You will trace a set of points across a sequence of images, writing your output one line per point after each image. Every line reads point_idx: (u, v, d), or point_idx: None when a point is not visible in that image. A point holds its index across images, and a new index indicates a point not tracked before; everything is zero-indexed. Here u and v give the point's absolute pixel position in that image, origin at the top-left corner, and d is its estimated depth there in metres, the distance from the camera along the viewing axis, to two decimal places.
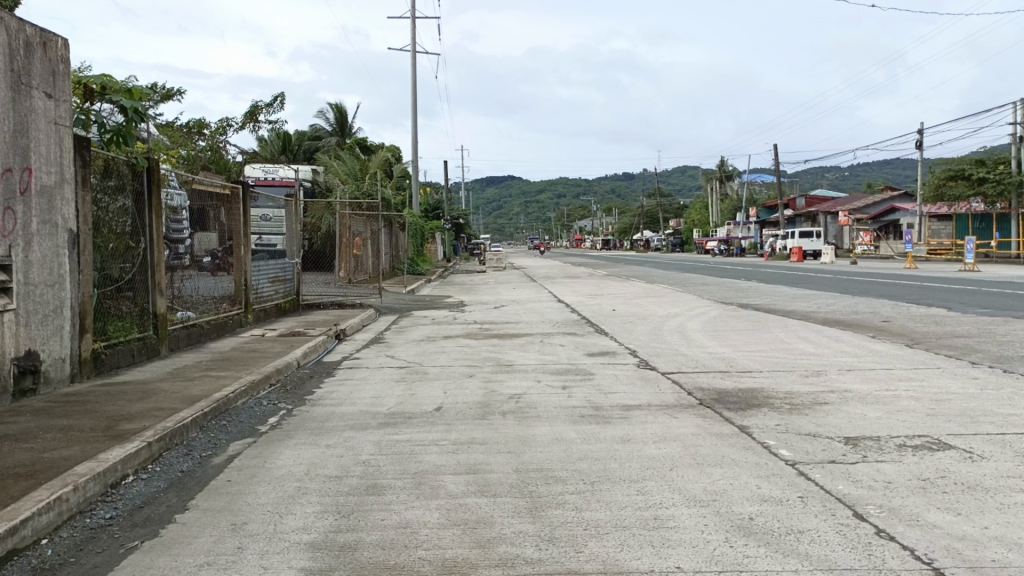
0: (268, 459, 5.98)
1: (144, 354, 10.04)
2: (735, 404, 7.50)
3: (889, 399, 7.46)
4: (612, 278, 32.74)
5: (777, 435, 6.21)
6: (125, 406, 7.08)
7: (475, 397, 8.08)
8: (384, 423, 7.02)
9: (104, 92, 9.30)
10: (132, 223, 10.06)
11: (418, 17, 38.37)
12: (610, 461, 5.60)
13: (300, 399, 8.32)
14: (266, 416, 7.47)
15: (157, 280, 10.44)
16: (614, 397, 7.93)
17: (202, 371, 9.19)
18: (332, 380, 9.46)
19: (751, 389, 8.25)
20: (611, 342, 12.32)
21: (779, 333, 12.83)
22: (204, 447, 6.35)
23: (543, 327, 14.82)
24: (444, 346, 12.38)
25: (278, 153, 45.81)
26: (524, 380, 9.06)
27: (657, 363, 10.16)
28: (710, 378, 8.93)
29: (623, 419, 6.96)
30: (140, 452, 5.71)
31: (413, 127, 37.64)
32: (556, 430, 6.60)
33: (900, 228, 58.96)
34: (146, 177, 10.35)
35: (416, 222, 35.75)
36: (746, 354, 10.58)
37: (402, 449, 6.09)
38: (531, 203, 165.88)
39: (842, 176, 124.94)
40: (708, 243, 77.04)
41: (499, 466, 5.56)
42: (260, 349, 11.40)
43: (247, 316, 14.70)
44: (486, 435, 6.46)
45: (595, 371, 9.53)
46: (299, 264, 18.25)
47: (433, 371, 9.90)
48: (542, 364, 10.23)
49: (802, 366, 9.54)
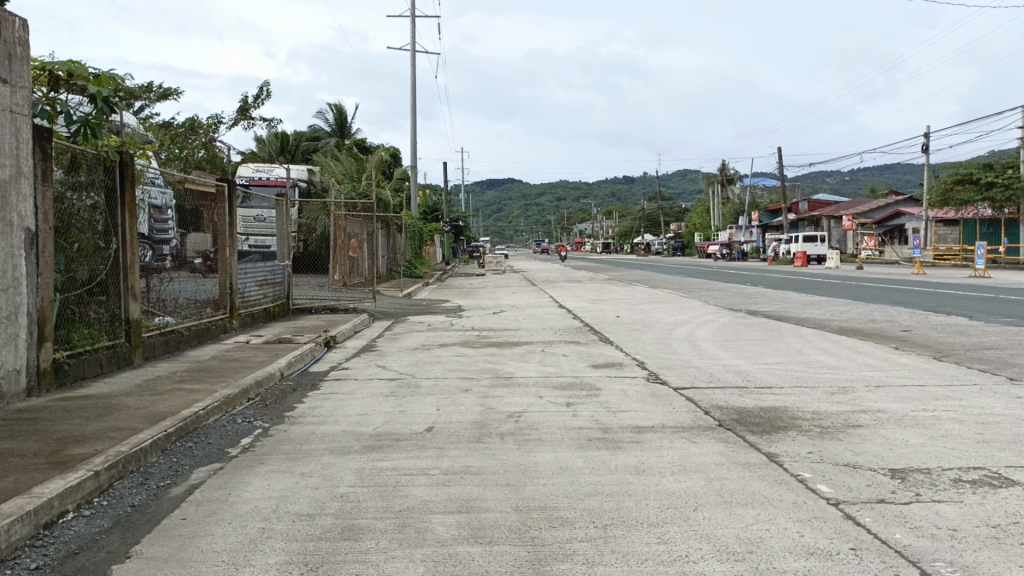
0: (233, 491, 5.23)
1: (115, 364, 9.30)
2: (759, 427, 6.76)
3: (930, 423, 6.74)
4: (613, 282, 32.01)
5: (812, 466, 5.47)
6: (79, 426, 6.33)
7: (471, 416, 7.36)
8: (368, 447, 6.28)
9: (70, 80, 8.56)
10: (102, 222, 9.34)
11: (418, 16, 37.66)
12: (625, 499, 4.86)
13: (279, 416, 7.58)
14: (240, 436, 6.73)
15: (130, 284, 9.71)
16: (625, 416, 7.20)
17: (175, 384, 8.43)
18: (316, 393, 8.72)
19: (774, 408, 7.52)
20: (617, 352, 11.59)
21: (796, 343, 12.08)
22: (163, 475, 5.60)
23: (544, 335, 14.06)
24: (440, 355, 11.63)
25: (276, 153, 45.22)
26: (524, 396, 8.32)
27: (668, 376, 9.42)
28: (727, 395, 8.18)
29: (636, 444, 6.22)
30: (84, 483, 4.98)
31: (412, 129, 37.00)
32: (562, 457, 5.86)
33: (905, 233, 58.23)
34: (118, 172, 9.62)
35: (415, 224, 35.07)
36: (763, 368, 9.84)
37: (386, 480, 5.35)
38: (532, 205, 165.22)
39: (844, 182, 124.35)
40: (710, 247, 76.30)
41: (496, 504, 4.82)
42: (242, 358, 10.66)
43: (232, 321, 13.96)
44: (483, 463, 5.72)
45: (601, 386, 8.80)
46: (289, 267, 17.50)
47: (427, 383, 9.17)
48: (544, 377, 9.49)
49: (826, 382, 8.81)
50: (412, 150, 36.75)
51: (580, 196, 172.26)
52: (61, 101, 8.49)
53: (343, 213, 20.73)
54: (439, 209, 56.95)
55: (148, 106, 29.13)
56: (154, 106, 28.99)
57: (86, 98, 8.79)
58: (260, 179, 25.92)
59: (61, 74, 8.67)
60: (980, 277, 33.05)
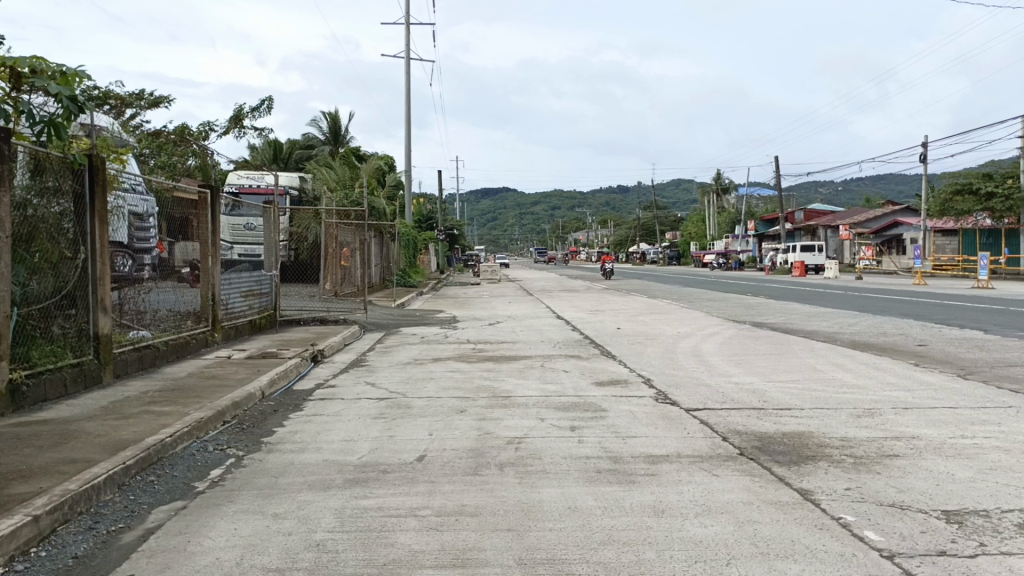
0: (193, 538, 4.54)
1: (81, 383, 8.61)
2: (786, 456, 6.11)
3: (973, 452, 6.10)
4: (610, 292, 31.43)
5: (853, 507, 4.86)
6: (28, 458, 5.63)
7: (467, 442, 6.70)
8: (351, 480, 5.63)
9: (33, 77, 7.90)
10: (69, 231, 8.67)
11: (412, 22, 37.19)
12: (645, 549, 4.20)
13: (256, 442, 6.90)
14: (209, 468, 6.05)
15: (101, 297, 9.04)
16: (636, 444, 6.53)
17: (144, 406, 7.74)
18: (300, 415, 8.05)
19: (798, 433, 6.88)
20: (621, 368, 10.94)
21: (808, 359, 11.44)
22: (116, 517, 4.91)
23: (542, 348, 13.42)
24: (433, 371, 10.96)
25: (269, 161, 44.61)
26: (525, 418, 7.65)
27: (678, 396, 8.77)
28: (744, 417, 7.54)
29: (651, 478, 5.56)
30: (19, 531, 4.30)
31: (407, 137, 36.49)
32: (568, 494, 5.20)
33: (903, 242, 57.85)
34: (87, 176, 8.92)
35: (409, 233, 34.45)
36: (778, 386, 9.20)
37: (370, 524, 4.68)
38: (526, 214, 164.80)
39: (838, 192, 124.20)
40: (707, 256, 75.77)
41: (495, 555, 4.16)
42: (221, 375, 9.97)
43: (215, 334, 13.26)
44: (480, 502, 5.06)
45: (607, 407, 8.14)
46: (277, 276, 16.78)
47: (419, 403, 8.51)
48: (545, 396, 8.81)
49: (849, 403, 8.17)
50: (406, 158, 36.19)
51: (575, 205, 172.01)
52: (23, 99, 7.82)
53: (334, 221, 20.06)
54: (433, 218, 56.40)
55: (138, 113, 28.53)
56: (144, 114, 28.39)
57: (52, 97, 8.11)
58: (250, 187, 25.29)
59: (22, 70, 7.97)
60: (984, 287, 32.58)
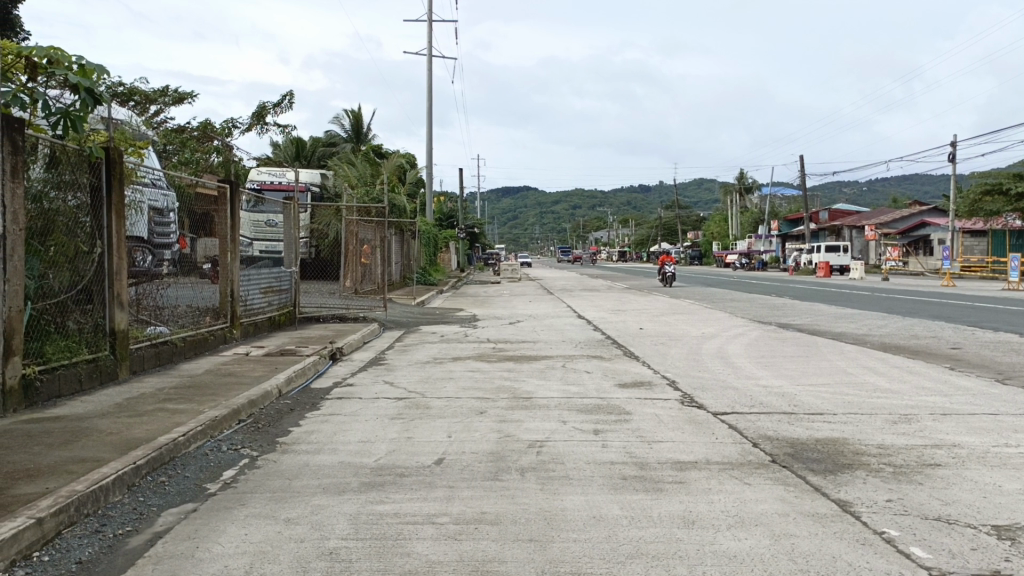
0: (202, 544, 4.36)
1: (96, 379, 8.50)
2: (820, 464, 5.83)
3: (1021, 463, 5.79)
4: (632, 291, 31.10)
5: (896, 521, 4.58)
6: (36, 456, 5.50)
7: (487, 445, 6.48)
8: (367, 484, 5.42)
9: (51, 67, 7.79)
10: (86, 224, 8.57)
11: (434, 20, 37.07)
12: (676, 564, 3.96)
13: (271, 443, 6.72)
14: (222, 468, 5.88)
15: (117, 292, 8.93)
16: (662, 449, 6.27)
17: (159, 403, 7.59)
18: (316, 415, 7.86)
19: (832, 439, 6.59)
20: (645, 369, 10.67)
21: (838, 361, 11.10)
22: (123, 520, 4.75)
23: (564, 348, 13.19)
24: (453, 370, 10.76)
25: (292, 159, 44.73)
26: (546, 421, 7.41)
27: (704, 399, 8.49)
28: (775, 422, 7.25)
29: (680, 486, 5.30)
30: (22, 534, 4.14)
31: (429, 135, 36.40)
32: (592, 502, 4.97)
33: (931, 244, 56.91)
34: (104, 169, 8.81)
35: (429, 231, 34.35)
36: (808, 390, 8.89)
37: (385, 531, 4.48)
38: (547, 213, 164.35)
39: (863, 193, 122.67)
40: (730, 256, 75.08)
41: (516, 567, 3.94)
42: (238, 373, 9.82)
43: (234, 331, 13.15)
44: (501, 509, 4.84)
45: (632, 410, 7.89)
46: (297, 273, 16.65)
47: (438, 404, 8.30)
48: (567, 398, 8.57)
49: (883, 408, 7.84)
50: (427, 156, 36.09)
51: (597, 204, 171.41)
52: (39, 90, 7.71)
53: (354, 218, 19.93)
54: (454, 217, 56.35)
55: (163, 109, 28.62)
56: (168, 110, 28.49)
57: (69, 87, 8.00)
58: (271, 183, 25.25)
59: (38, 60, 7.92)
60: (1015, 289, 31.89)
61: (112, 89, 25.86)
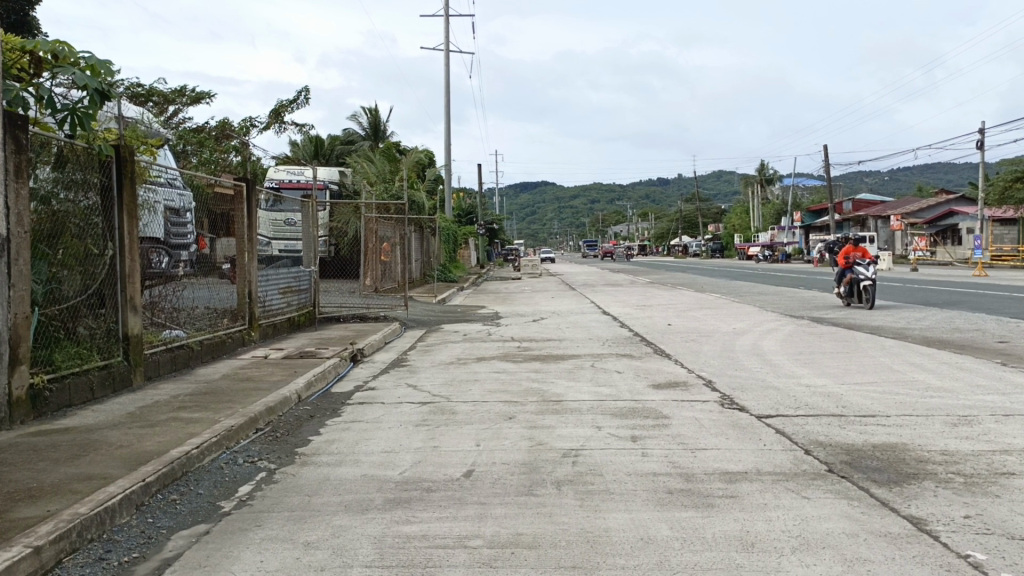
0: (214, 573, 3.99)
1: (109, 387, 8.20)
2: (882, 474, 5.35)
3: None
4: (656, 285, 30.51)
5: (981, 541, 4.11)
6: (41, 473, 5.18)
7: (519, 455, 6.06)
8: (392, 502, 5.02)
9: (56, 63, 7.49)
10: (97, 225, 8.27)
11: (453, 14, 36.64)
12: None
13: (290, 454, 6.35)
14: (237, 484, 5.52)
15: (130, 295, 8.62)
16: (707, 458, 5.82)
17: (173, 412, 7.27)
18: (336, 422, 7.47)
19: (890, 445, 6.10)
20: (678, 368, 10.19)
21: (881, 357, 10.56)
22: (130, 545, 4.39)
23: (591, 346, 12.75)
24: (477, 371, 10.35)
25: (310, 157, 44.66)
26: (580, 427, 6.96)
27: (745, 400, 8.01)
28: (825, 427, 6.76)
29: (732, 501, 4.85)
30: (17, 565, 3.79)
31: (447, 131, 36.11)
32: (638, 521, 4.54)
33: (959, 232, 55.75)
34: (114, 167, 8.49)
35: (449, 227, 34.06)
36: (855, 389, 8.36)
37: (413, 557, 4.07)
38: (566, 207, 163.48)
39: (887, 182, 120.93)
40: (752, 248, 74.27)
41: None
42: (256, 377, 9.48)
43: (252, 332, 12.81)
44: (539, 531, 4.42)
45: (669, 414, 7.43)
46: (316, 272, 16.29)
47: (463, 409, 7.89)
48: (600, 401, 8.13)
49: (940, 409, 7.31)
50: (445, 152, 35.82)
51: (616, 198, 170.64)
52: (44, 86, 7.40)
53: (373, 215, 19.54)
54: (472, 212, 56.19)
55: (181, 109, 28.48)
56: (187, 110, 28.34)
57: (75, 83, 7.68)
58: (289, 182, 24.98)
59: (44, 55, 7.63)
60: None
61: (131, 89, 25.74)
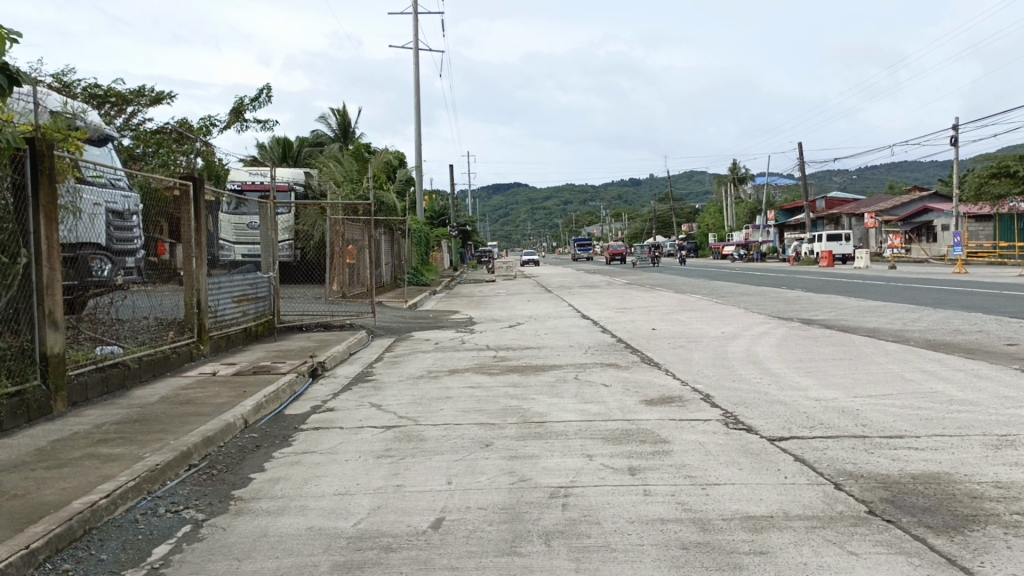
0: None
1: (22, 416, 7.13)
2: (937, 517, 4.44)
3: None
4: (633, 286, 29.55)
5: None
6: None
7: (497, 496, 5.09)
8: (342, 570, 3.99)
9: None
10: (8, 229, 7.17)
11: (421, 11, 35.66)
12: None
13: (223, 499, 5.31)
14: (152, 544, 4.49)
15: (49, 309, 7.53)
16: (722, 498, 4.89)
17: (90, 447, 6.21)
18: (285, 455, 6.43)
19: (932, 475, 5.21)
20: (670, 380, 9.27)
21: (888, 365, 9.73)
22: None
23: (572, 354, 11.82)
24: (449, 387, 9.35)
25: (277, 159, 43.32)
26: (569, 457, 6.00)
27: (752, 419, 7.10)
28: (849, 452, 5.87)
29: (762, 560, 3.91)
30: None
31: (418, 131, 35.10)
32: None
33: (932, 229, 55.76)
34: (28, 163, 7.39)
35: (420, 229, 32.99)
36: (871, 404, 7.50)
37: None
38: (538, 208, 162.78)
39: (856, 178, 121.65)
40: (727, 248, 73.97)
41: None
42: (199, 399, 8.40)
43: (202, 345, 11.61)
44: None
45: (668, 437, 6.51)
46: (276, 278, 15.07)
47: (432, 435, 6.89)
48: (588, 422, 7.18)
49: (974, 427, 6.45)
50: (416, 152, 34.73)
51: (588, 199, 170.34)
52: None
53: (337, 217, 18.15)
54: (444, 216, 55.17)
55: (141, 110, 27.06)
56: (146, 111, 26.98)
57: None
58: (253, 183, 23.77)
59: None
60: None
61: (87, 89, 24.43)
